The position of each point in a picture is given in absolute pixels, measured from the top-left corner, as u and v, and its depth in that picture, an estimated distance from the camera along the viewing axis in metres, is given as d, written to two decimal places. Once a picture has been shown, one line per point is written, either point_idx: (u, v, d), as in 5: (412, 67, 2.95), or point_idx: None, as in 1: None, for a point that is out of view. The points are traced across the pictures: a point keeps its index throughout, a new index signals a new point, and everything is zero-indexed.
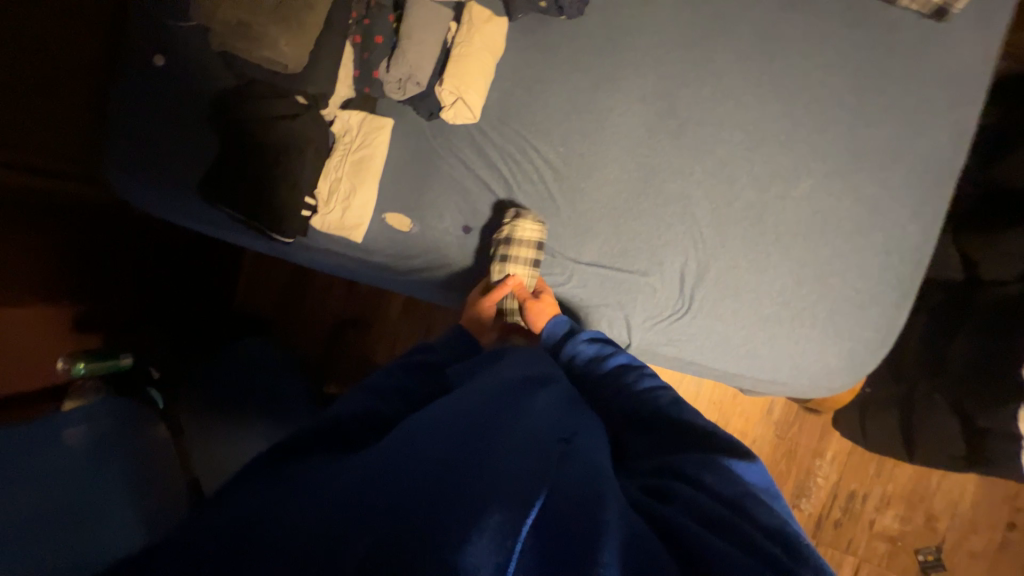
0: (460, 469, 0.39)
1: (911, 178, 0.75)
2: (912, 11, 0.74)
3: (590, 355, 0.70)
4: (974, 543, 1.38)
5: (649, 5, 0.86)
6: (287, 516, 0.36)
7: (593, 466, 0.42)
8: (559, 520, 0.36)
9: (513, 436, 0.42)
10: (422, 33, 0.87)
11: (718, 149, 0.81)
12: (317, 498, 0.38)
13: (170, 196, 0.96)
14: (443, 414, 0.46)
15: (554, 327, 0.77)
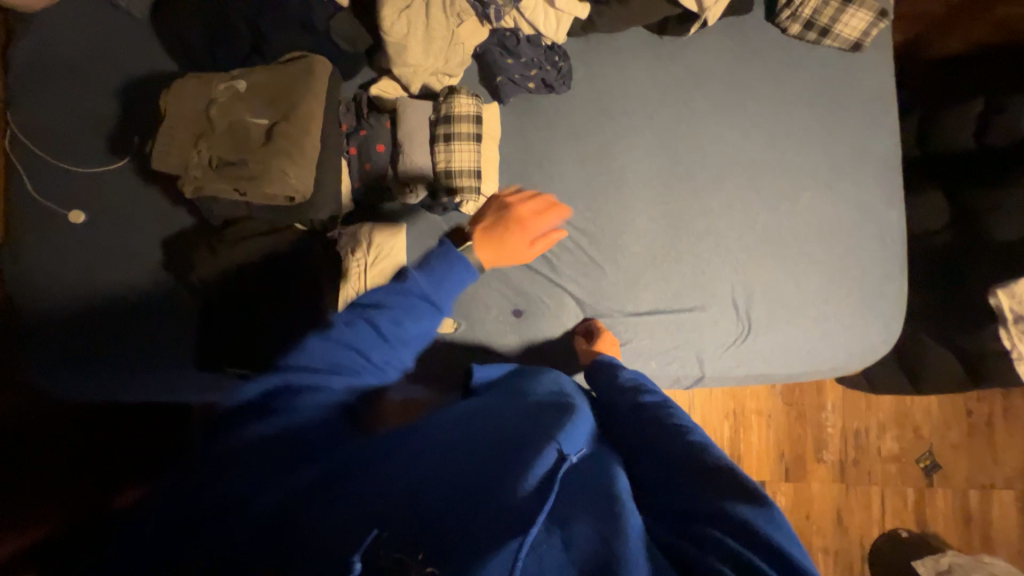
0: (493, 482, 0.47)
1: (876, 174, 0.90)
2: (834, 47, 0.92)
3: (630, 383, 0.73)
4: (955, 437, 1.64)
5: (626, 69, 0.93)
6: (334, 501, 0.45)
7: (599, 478, 0.52)
8: (565, 518, 0.45)
9: (550, 452, 0.51)
10: (423, 132, 0.84)
11: (726, 184, 0.90)
12: (340, 506, 0.44)
13: (180, 379, 0.90)
14: (487, 428, 0.55)
15: (602, 366, 0.79)
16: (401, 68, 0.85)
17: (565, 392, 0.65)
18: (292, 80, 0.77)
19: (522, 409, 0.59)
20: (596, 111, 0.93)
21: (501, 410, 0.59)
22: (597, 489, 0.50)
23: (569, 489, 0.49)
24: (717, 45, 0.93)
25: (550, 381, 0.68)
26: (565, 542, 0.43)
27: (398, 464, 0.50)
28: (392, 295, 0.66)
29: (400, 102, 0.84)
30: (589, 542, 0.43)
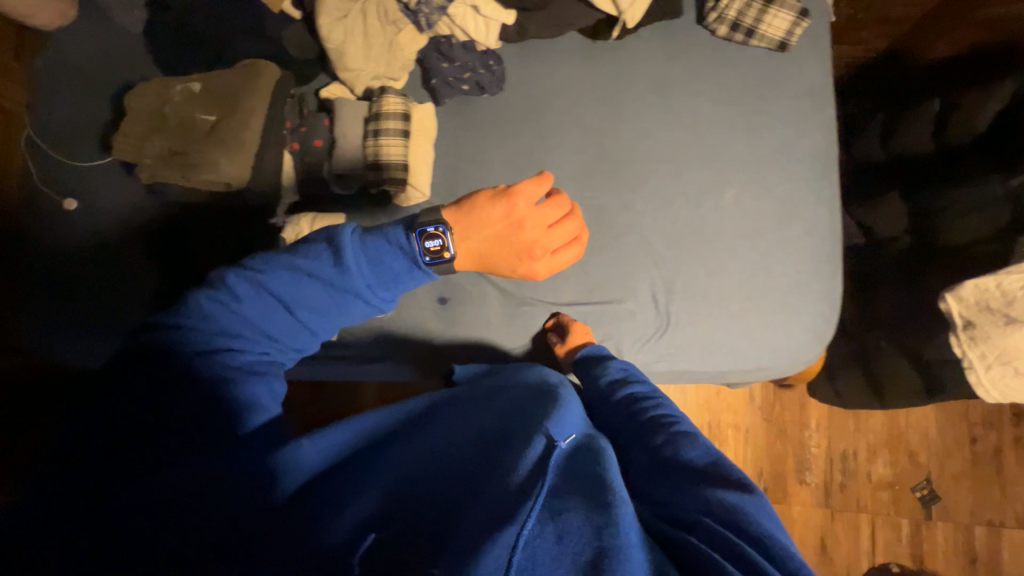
0: (494, 477, 0.51)
1: (806, 171, 0.89)
2: (762, 46, 0.93)
3: (617, 376, 0.78)
4: (957, 466, 1.51)
5: (558, 71, 0.97)
6: (357, 500, 0.50)
7: (591, 466, 0.54)
8: (560, 500, 0.47)
9: (538, 441, 0.55)
10: (354, 128, 0.91)
11: (648, 181, 0.92)
12: (360, 504, 0.50)
13: None
14: (478, 429, 0.60)
15: (589, 357, 0.83)
16: (344, 71, 0.93)
17: (549, 384, 0.69)
18: (236, 80, 0.87)
19: (513, 407, 0.64)
20: (527, 110, 0.97)
21: (495, 409, 0.64)
22: (589, 474, 0.53)
23: (564, 479, 0.51)
24: (647, 47, 0.96)
25: (529, 374, 0.73)
26: (558, 533, 0.44)
27: (409, 467, 0.55)
28: (317, 283, 0.63)
29: (338, 101, 0.92)
30: (580, 536, 0.44)
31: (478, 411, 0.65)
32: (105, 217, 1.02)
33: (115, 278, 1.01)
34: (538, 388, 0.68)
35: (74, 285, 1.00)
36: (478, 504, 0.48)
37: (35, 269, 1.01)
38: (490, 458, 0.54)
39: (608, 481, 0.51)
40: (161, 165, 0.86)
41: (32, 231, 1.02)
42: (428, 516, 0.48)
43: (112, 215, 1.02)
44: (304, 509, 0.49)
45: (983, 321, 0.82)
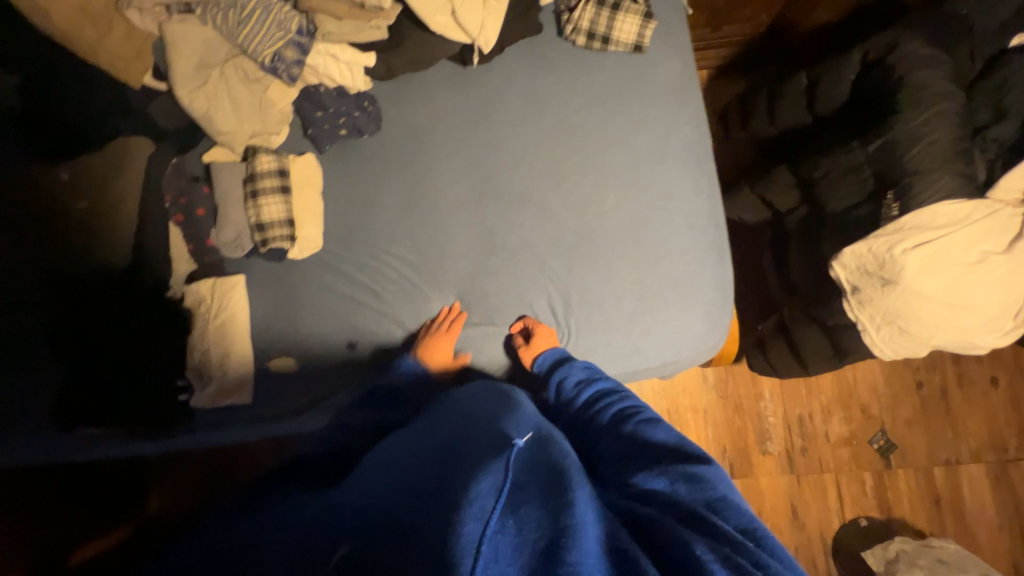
0: (450, 475, 0.47)
1: (681, 165, 0.92)
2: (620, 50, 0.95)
3: (578, 378, 0.79)
4: (907, 412, 1.55)
5: (432, 102, 0.99)
6: (309, 534, 0.48)
7: (550, 458, 0.51)
8: (520, 493, 0.45)
9: (496, 438, 0.52)
10: (235, 192, 0.93)
11: (532, 198, 0.94)
12: (315, 535, 0.47)
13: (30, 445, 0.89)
14: (442, 436, 0.58)
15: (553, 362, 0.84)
16: (218, 136, 0.92)
17: (507, 396, 0.68)
18: (109, 157, 0.93)
19: (475, 412, 0.62)
20: (407, 145, 0.98)
21: (459, 416, 0.63)
22: (549, 465, 0.50)
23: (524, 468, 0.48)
24: (513, 66, 0.98)
25: (488, 390, 0.71)
26: (517, 526, 0.42)
27: (361, 496, 0.52)
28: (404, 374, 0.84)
29: (214, 167, 0.94)
30: (537, 524, 0.42)
31: (433, 430, 0.62)
32: None
33: None
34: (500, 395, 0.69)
35: None
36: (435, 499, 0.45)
37: None
38: (448, 458, 0.52)
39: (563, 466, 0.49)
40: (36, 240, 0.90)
41: None
42: (395, 523, 0.45)
43: None
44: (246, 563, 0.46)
45: (866, 286, 0.83)
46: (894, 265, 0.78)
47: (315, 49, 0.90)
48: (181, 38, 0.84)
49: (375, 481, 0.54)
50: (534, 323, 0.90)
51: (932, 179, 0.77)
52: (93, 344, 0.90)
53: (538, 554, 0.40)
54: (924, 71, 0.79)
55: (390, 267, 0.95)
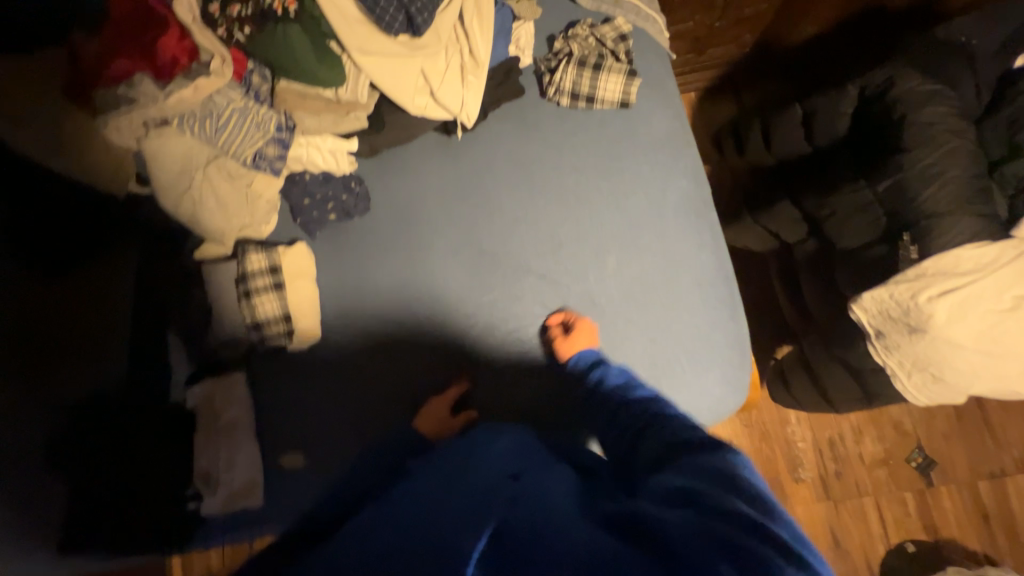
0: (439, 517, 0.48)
1: (682, 221, 0.89)
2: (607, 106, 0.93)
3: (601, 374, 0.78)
4: (943, 426, 1.48)
5: (420, 177, 0.97)
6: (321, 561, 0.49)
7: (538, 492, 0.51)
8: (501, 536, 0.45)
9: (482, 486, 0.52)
10: (228, 291, 0.91)
11: (531, 266, 0.91)
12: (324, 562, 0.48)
13: None
14: (455, 461, 0.58)
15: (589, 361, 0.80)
16: (207, 235, 0.90)
17: (528, 431, 0.72)
18: (96, 271, 0.90)
19: (485, 438, 0.64)
20: (399, 223, 0.96)
21: (472, 440, 0.64)
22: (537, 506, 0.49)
23: (521, 490, 0.51)
24: (498, 133, 0.95)
25: (512, 427, 0.71)
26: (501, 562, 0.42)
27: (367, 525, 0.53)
28: None
29: (205, 268, 0.92)
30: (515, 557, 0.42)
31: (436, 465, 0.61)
32: None
33: None
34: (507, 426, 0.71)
35: None
36: (447, 514, 0.47)
37: None
38: (451, 487, 0.52)
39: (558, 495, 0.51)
40: None
41: None
42: (402, 539, 0.45)
43: None
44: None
45: (892, 332, 0.79)
46: (920, 312, 0.74)
47: (295, 142, 0.88)
48: (159, 153, 0.81)
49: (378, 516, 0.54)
50: (573, 321, 0.85)
51: (952, 221, 0.73)
52: None
53: (527, 547, 0.43)
54: (929, 108, 0.75)
55: (391, 353, 0.92)
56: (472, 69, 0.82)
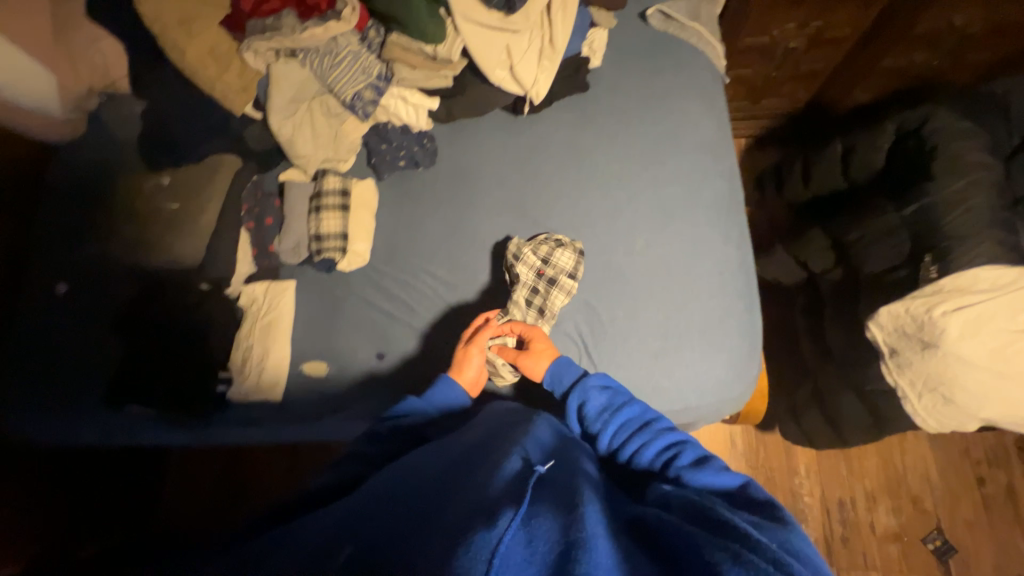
0: (446, 510, 0.51)
1: (714, 214, 0.95)
2: (569, 252, 0.94)
3: (602, 405, 0.76)
4: (967, 511, 1.38)
5: (484, 144, 1.09)
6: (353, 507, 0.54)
7: (555, 493, 0.55)
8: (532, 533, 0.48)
9: (514, 462, 0.59)
10: (298, 205, 1.03)
11: (568, 232, 0.99)
12: (364, 506, 0.55)
13: (98, 415, 1.05)
14: (470, 469, 0.60)
15: (558, 374, 0.83)
16: (296, 158, 1.06)
17: (525, 416, 0.77)
18: (200, 176, 1.02)
19: (496, 444, 0.66)
20: (457, 180, 1.08)
21: (478, 449, 0.65)
22: (555, 511, 0.52)
23: (539, 487, 0.55)
24: (559, 117, 1.08)
25: (501, 412, 0.80)
26: (528, 535, 0.48)
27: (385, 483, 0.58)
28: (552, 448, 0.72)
29: (288, 185, 1.05)
30: (547, 536, 0.48)
31: (449, 448, 0.67)
32: (52, 291, 1.16)
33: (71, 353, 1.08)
34: (508, 426, 0.73)
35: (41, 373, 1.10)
36: (470, 505, 0.51)
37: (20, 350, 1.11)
38: (469, 483, 0.56)
39: (575, 495, 0.55)
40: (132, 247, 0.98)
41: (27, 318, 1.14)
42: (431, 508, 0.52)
43: (58, 291, 1.16)
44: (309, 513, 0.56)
45: (905, 348, 0.81)
46: (932, 327, 0.77)
47: (389, 91, 1.02)
48: (282, 77, 0.99)
49: (395, 479, 0.60)
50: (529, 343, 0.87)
51: (971, 246, 0.77)
52: (156, 338, 1.01)
53: (548, 564, 0.45)
54: (961, 143, 0.81)
55: (424, 287, 1.02)
56: (549, 54, 0.96)
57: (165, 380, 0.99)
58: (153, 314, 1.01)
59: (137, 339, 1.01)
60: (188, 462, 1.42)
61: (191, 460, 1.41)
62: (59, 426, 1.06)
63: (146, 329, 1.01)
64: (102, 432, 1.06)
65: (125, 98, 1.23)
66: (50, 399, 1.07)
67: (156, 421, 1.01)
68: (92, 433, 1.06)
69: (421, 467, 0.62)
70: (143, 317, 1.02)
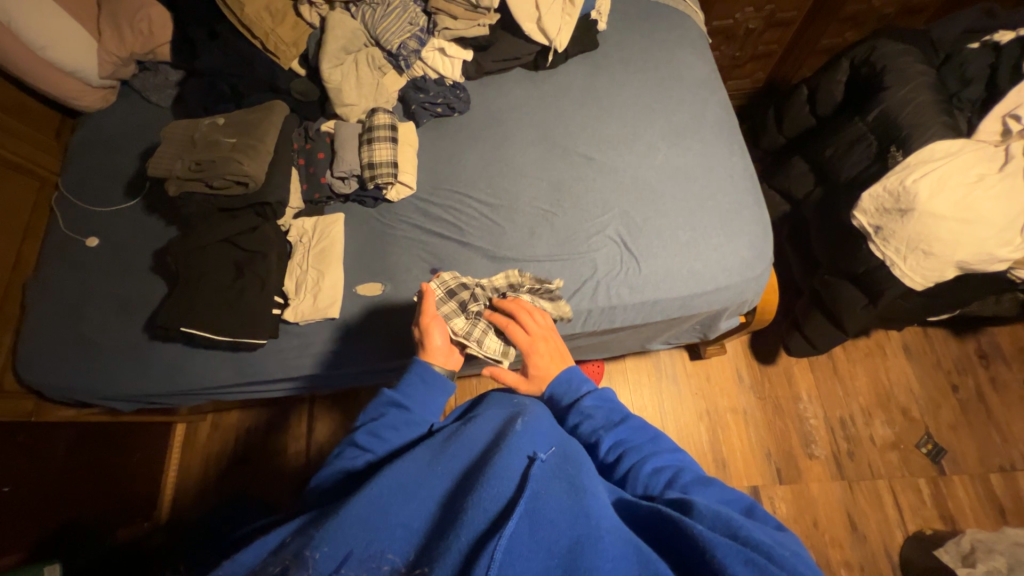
0: (450, 522, 0.51)
1: (717, 134, 1.13)
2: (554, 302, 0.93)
3: (602, 420, 0.70)
4: (949, 416, 1.55)
5: (511, 91, 1.23)
6: (352, 524, 0.52)
7: (560, 480, 0.55)
8: (539, 527, 0.50)
9: (518, 458, 0.57)
10: (348, 140, 1.12)
11: (597, 156, 1.12)
12: (366, 518, 0.53)
13: (148, 355, 1.08)
14: (472, 466, 0.58)
15: (560, 383, 0.77)
16: (341, 106, 1.15)
17: (516, 405, 0.70)
18: (255, 114, 1.08)
19: (501, 430, 0.62)
20: (489, 121, 1.20)
21: (484, 441, 0.62)
22: (561, 503, 0.52)
23: (543, 477, 0.55)
24: (577, 66, 1.24)
25: (502, 399, 0.74)
26: (533, 528, 0.50)
27: (387, 487, 0.56)
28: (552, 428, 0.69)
29: (338, 124, 1.15)
30: (556, 530, 0.50)
31: (446, 437, 0.64)
32: (86, 246, 1.17)
33: (119, 301, 1.12)
34: (512, 409, 0.68)
35: (82, 322, 1.11)
36: (475, 508, 0.51)
37: (66, 304, 1.13)
38: (472, 484, 0.54)
39: (581, 480, 0.56)
40: (189, 177, 1.02)
41: (71, 274, 1.16)
42: (436, 517, 0.54)
43: (90, 247, 1.19)
44: (321, 511, 0.58)
45: (887, 222, 0.98)
46: (908, 194, 0.94)
47: (428, 44, 1.18)
48: (337, 25, 1.12)
49: (389, 478, 0.57)
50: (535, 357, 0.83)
51: (924, 131, 0.98)
52: (205, 260, 1.02)
53: (558, 559, 0.48)
54: (902, 59, 1.04)
55: (470, 208, 1.11)
56: (570, 9, 1.15)
57: (215, 304, 0.99)
58: (204, 239, 1.03)
59: (186, 262, 1.01)
60: (222, 424, 1.48)
61: (217, 430, 1.47)
62: (107, 370, 1.08)
63: (195, 256, 1.02)
64: (145, 374, 1.07)
65: (162, 68, 1.30)
66: (96, 345, 1.09)
67: (210, 346, 1.03)
68: (132, 378, 1.07)
69: (428, 469, 0.59)
70: (191, 240, 1.03)
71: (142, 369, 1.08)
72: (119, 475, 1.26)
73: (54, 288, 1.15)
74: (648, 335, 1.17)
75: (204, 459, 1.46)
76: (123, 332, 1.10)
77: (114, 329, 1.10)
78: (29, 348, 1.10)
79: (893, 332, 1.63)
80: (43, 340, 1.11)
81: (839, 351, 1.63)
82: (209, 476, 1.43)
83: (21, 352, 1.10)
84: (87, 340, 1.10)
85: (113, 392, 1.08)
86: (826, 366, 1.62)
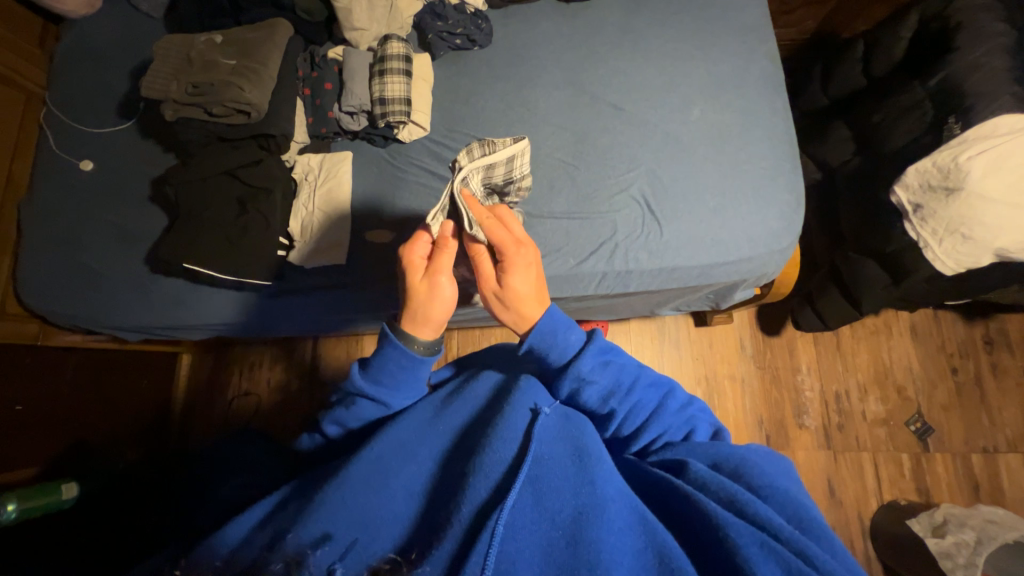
0: (455, 487, 0.51)
1: (759, 89, 1.03)
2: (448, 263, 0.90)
3: (605, 385, 0.60)
4: (943, 397, 1.57)
5: (538, 25, 1.11)
6: (349, 489, 0.51)
7: (568, 445, 0.54)
8: (541, 496, 0.49)
9: (520, 415, 0.56)
10: (358, 71, 1.03)
11: (626, 106, 1.03)
12: (367, 482, 0.52)
13: (150, 288, 1.06)
14: (476, 425, 0.58)
15: (545, 334, 0.61)
16: (350, 30, 1.04)
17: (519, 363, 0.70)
18: (257, 33, 0.98)
19: (500, 389, 0.63)
20: (512, 58, 1.09)
21: (484, 397, 0.62)
22: (567, 469, 0.51)
23: (547, 438, 0.54)
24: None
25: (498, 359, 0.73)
26: (537, 498, 0.48)
27: (390, 449, 0.55)
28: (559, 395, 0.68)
29: (346, 50, 1.05)
30: (561, 501, 0.48)
31: (445, 396, 0.64)
32: (79, 169, 1.12)
33: (118, 230, 1.09)
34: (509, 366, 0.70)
35: (79, 249, 1.08)
36: (484, 471, 0.50)
37: (61, 228, 1.09)
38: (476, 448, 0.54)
39: (585, 444, 0.54)
40: (185, 102, 0.95)
41: (66, 198, 1.11)
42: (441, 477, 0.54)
43: (84, 170, 1.13)
44: (328, 468, 0.58)
45: (929, 201, 0.93)
46: (959, 171, 0.89)
47: None
48: None
49: (387, 438, 0.56)
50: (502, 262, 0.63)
51: (992, 101, 0.89)
52: (205, 194, 0.97)
53: (563, 529, 0.46)
54: (980, 16, 0.93)
55: None
56: None
57: (219, 240, 0.95)
58: (204, 172, 0.97)
59: (184, 194, 0.96)
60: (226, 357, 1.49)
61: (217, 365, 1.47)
62: (109, 300, 1.06)
63: (195, 189, 0.97)
64: (146, 306, 1.06)
65: None
66: (97, 275, 1.07)
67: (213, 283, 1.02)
68: (135, 310, 1.06)
69: (431, 429, 0.58)
70: (189, 171, 0.97)
71: (144, 301, 1.06)
72: (125, 402, 1.28)
73: (48, 212, 1.10)
74: (657, 301, 1.14)
75: (205, 395, 1.46)
76: (123, 262, 1.07)
77: (114, 259, 1.07)
78: (27, 272, 1.08)
79: (903, 312, 1.61)
80: (41, 265, 1.08)
81: (846, 327, 1.62)
82: (211, 408, 1.44)
83: (21, 276, 1.07)
84: (87, 269, 1.07)
85: (117, 323, 1.07)
86: (829, 341, 1.62)
